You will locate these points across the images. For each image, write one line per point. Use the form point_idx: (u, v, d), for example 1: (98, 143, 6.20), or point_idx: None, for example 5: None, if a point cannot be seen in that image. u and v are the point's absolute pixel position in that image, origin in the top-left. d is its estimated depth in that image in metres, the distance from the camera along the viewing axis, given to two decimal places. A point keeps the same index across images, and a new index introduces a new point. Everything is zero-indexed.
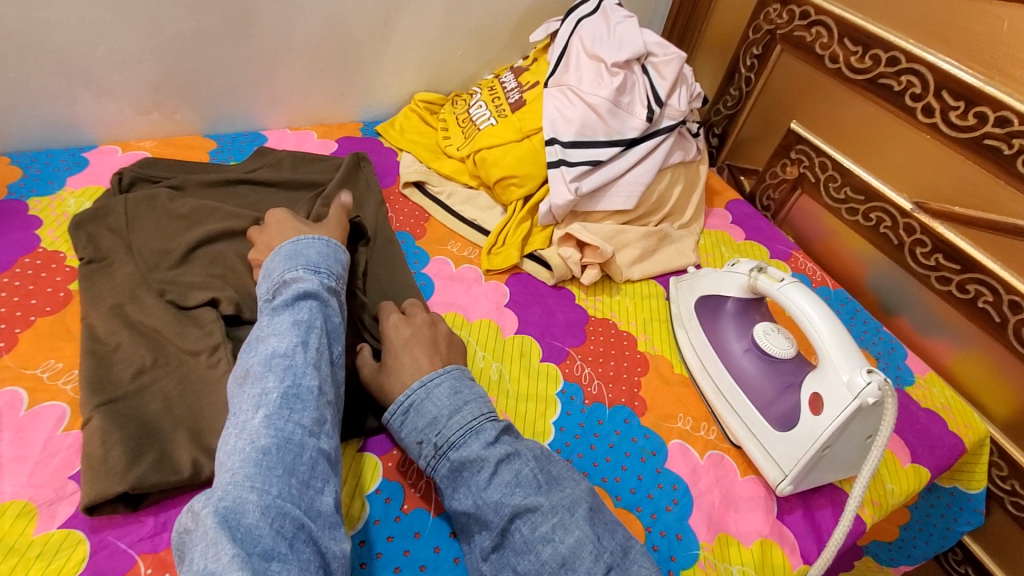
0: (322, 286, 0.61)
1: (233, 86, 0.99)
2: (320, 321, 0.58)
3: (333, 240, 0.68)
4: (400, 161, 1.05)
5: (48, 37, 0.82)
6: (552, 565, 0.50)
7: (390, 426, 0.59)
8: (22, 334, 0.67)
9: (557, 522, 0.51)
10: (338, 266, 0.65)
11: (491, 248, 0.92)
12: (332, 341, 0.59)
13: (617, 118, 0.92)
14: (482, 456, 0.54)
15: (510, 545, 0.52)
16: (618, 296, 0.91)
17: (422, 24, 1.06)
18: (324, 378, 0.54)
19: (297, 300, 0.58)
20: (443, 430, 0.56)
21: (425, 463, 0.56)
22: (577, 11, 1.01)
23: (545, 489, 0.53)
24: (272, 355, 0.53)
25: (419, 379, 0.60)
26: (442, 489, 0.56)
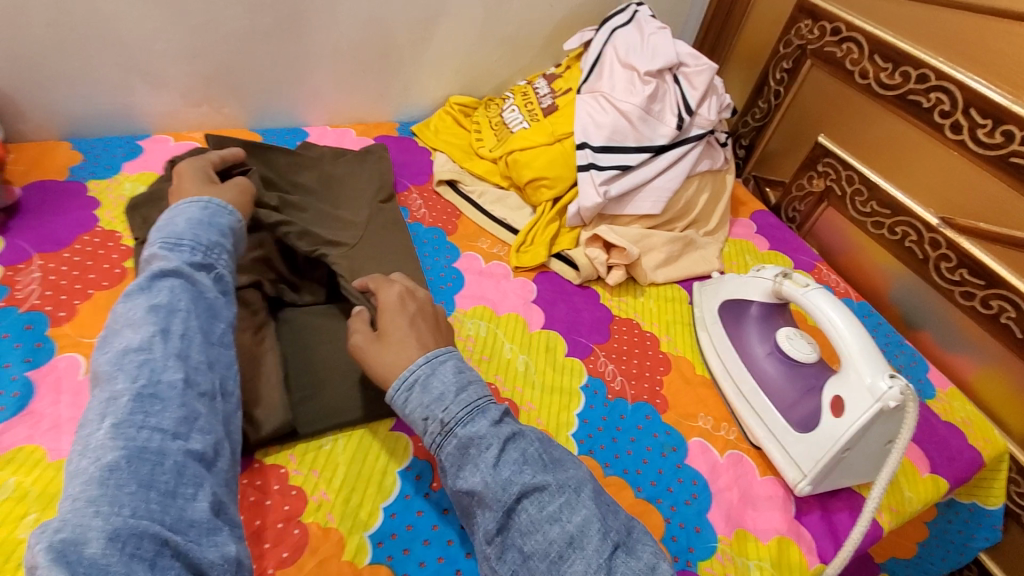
0: (186, 265, 0.57)
1: (279, 82, 1.03)
2: (184, 304, 0.54)
3: (211, 201, 0.64)
4: (434, 160, 1.09)
5: (114, 31, 0.87)
6: (560, 544, 0.50)
7: (392, 404, 0.58)
8: (80, 305, 0.71)
9: (564, 502, 0.52)
10: (206, 235, 0.60)
11: (520, 246, 0.94)
12: (205, 323, 0.55)
13: (648, 125, 0.95)
14: (491, 434, 0.54)
15: (515, 526, 0.52)
16: (642, 298, 0.93)
17: (460, 30, 1.10)
18: (190, 368, 0.51)
19: (154, 284, 0.55)
20: (450, 407, 0.55)
21: (429, 440, 0.55)
22: (611, 21, 1.04)
23: (551, 468, 0.54)
24: (124, 352, 0.49)
25: (424, 356, 0.59)
26: (446, 468, 0.54)
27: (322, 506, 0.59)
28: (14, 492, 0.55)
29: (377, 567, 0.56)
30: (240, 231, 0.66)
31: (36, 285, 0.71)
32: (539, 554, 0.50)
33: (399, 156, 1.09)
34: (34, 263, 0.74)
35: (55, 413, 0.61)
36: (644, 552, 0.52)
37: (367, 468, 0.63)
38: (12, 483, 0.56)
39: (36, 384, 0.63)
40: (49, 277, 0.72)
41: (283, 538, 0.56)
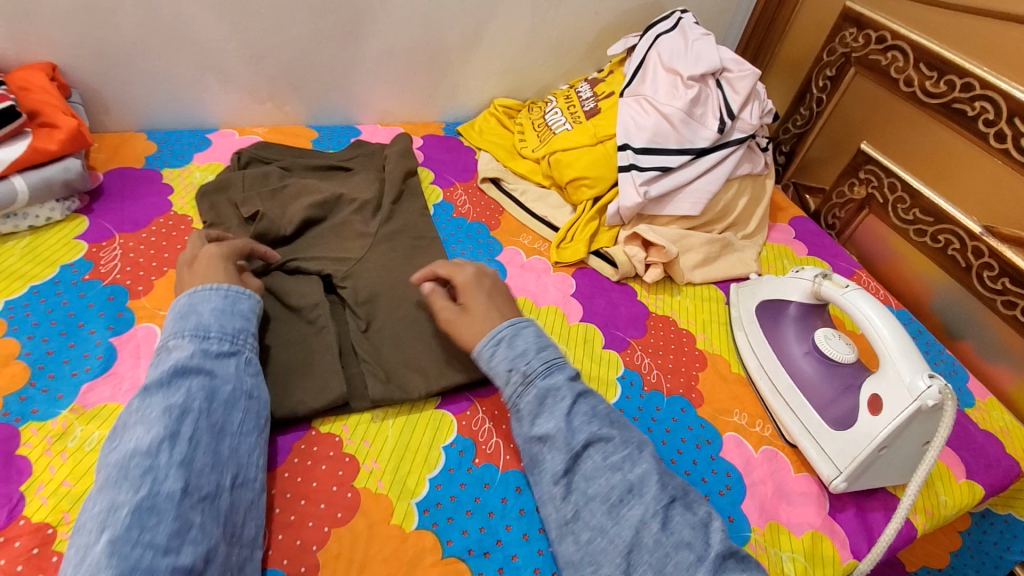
0: (204, 359, 0.57)
1: (336, 83, 1.09)
2: (197, 403, 0.54)
3: (232, 286, 0.65)
4: (479, 159, 1.13)
5: (192, 32, 0.94)
6: (621, 489, 0.57)
7: (478, 358, 0.67)
8: (156, 281, 0.77)
9: (626, 455, 0.60)
10: (229, 324, 0.61)
11: (560, 242, 0.97)
12: (216, 421, 0.54)
13: (690, 128, 0.97)
14: (566, 388, 0.64)
15: (580, 471, 0.60)
16: (678, 297, 0.95)
17: (508, 36, 1.15)
18: (193, 474, 0.50)
19: (173, 378, 0.55)
20: (533, 361, 0.65)
21: (511, 390, 0.64)
22: (656, 28, 1.06)
23: (616, 426, 0.63)
24: (131, 456, 0.49)
25: (508, 322, 0.70)
26: (523, 413, 0.63)
27: (372, 474, 0.63)
28: (99, 444, 0.60)
29: (424, 532, 0.59)
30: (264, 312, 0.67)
31: (117, 262, 0.78)
32: (601, 497, 0.57)
33: (445, 155, 1.13)
34: (115, 242, 0.80)
35: (134, 376, 0.67)
36: (699, 509, 0.58)
37: (413, 442, 0.66)
38: (97, 436, 0.61)
39: (118, 349, 0.69)
40: (128, 255, 0.79)
41: (336, 500, 0.60)
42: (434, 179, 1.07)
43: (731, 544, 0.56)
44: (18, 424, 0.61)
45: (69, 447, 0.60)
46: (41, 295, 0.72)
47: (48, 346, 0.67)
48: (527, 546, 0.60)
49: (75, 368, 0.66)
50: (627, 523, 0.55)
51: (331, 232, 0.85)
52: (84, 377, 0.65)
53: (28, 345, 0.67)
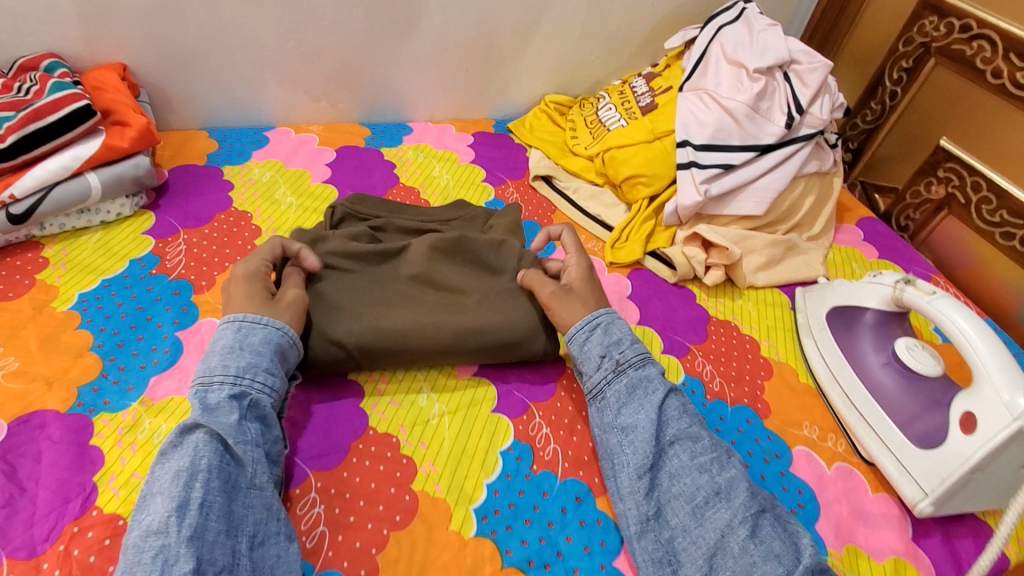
0: (210, 412, 0.54)
1: (390, 81, 1.10)
2: (206, 464, 0.51)
3: (246, 316, 0.61)
4: (530, 156, 1.11)
5: (252, 31, 0.95)
6: (707, 491, 0.56)
7: (570, 341, 0.68)
8: (219, 277, 0.78)
9: (715, 458, 0.59)
10: (236, 363, 0.58)
11: (615, 242, 0.95)
12: (226, 480, 0.51)
13: (754, 124, 0.92)
14: (658, 381, 0.64)
15: (665, 467, 0.59)
16: (740, 301, 0.91)
17: (561, 30, 1.13)
18: (205, 549, 0.47)
19: (183, 437, 0.52)
20: (626, 350, 0.66)
21: (601, 375, 0.65)
22: (717, 19, 1.02)
23: (706, 427, 0.62)
24: (146, 532, 0.47)
25: (604, 309, 0.71)
26: (610, 401, 0.64)
27: (429, 477, 0.62)
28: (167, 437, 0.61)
29: (482, 540, 0.58)
30: (285, 338, 0.62)
31: (182, 257, 0.80)
32: (685, 497, 0.57)
33: (495, 152, 1.12)
34: (180, 237, 0.82)
35: (199, 370, 0.68)
36: (789, 524, 0.56)
37: (470, 444, 0.65)
38: (164, 429, 0.62)
39: (184, 343, 0.70)
40: (192, 250, 0.81)
41: (395, 503, 0.60)
42: (485, 177, 1.05)
43: (821, 562, 0.53)
44: (92, 414, 0.62)
45: (139, 439, 0.61)
46: (112, 289, 0.74)
47: (118, 339, 0.69)
48: (589, 559, 0.58)
49: (144, 360, 0.68)
50: (712, 526, 0.54)
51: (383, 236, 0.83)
52: (152, 370, 0.67)
53: (101, 338, 0.69)
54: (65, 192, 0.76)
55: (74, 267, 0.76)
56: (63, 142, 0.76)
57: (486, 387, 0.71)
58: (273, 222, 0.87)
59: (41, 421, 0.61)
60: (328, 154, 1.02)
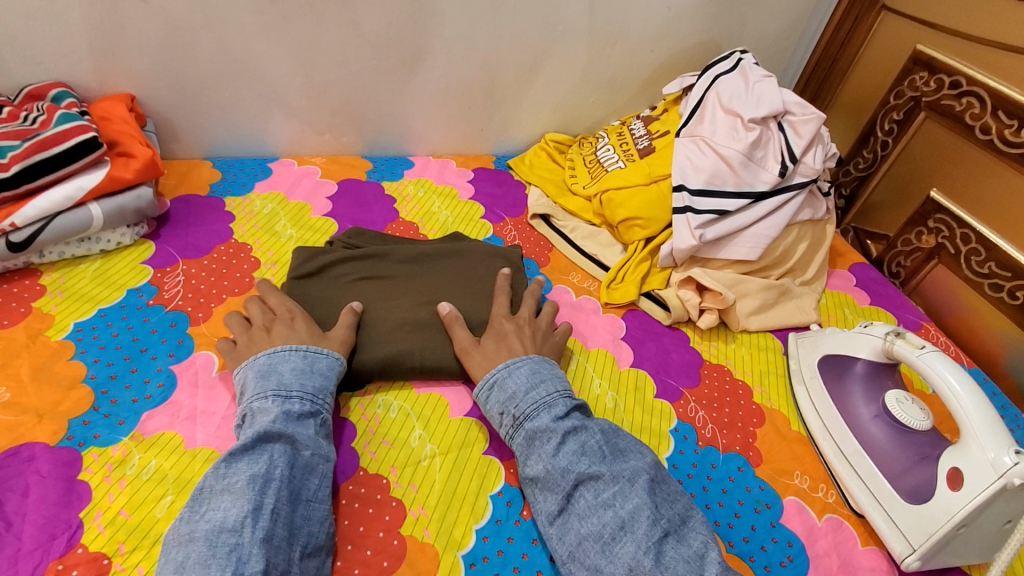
0: (286, 424, 0.59)
1: (393, 116, 1.12)
2: (278, 472, 0.56)
3: (309, 345, 0.67)
4: (529, 194, 1.13)
5: (261, 66, 0.98)
6: (612, 527, 0.56)
7: (478, 401, 0.69)
8: (216, 309, 0.78)
9: (618, 491, 0.58)
10: (310, 383, 0.64)
11: (611, 281, 0.96)
12: (293, 488, 0.56)
13: (749, 171, 0.95)
14: (553, 427, 0.63)
15: (573, 510, 0.59)
16: (733, 345, 0.91)
17: (563, 72, 1.16)
18: (272, 552, 0.51)
19: (258, 444, 0.57)
20: (520, 403, 0.65)
21: (505, 434, 0.66)
22: (714, 69, 1.06)
23: (608, 460, 0.61)
24: (218, 529, 0.51)
25: (503, 362, 0.70)
26: (519, 456, 0.64)
27: (418, 521, 0.62)
28: (156, 474, 0.61)
29: None
30: (343, 367, 0.69)
31: (180, 288, 0.80)
32: (593, 536, 0.57)
33: (495, 188, 1.13)
34: (179, 268, 0.83)
35: (193, 404, 0.68)
36: (694, 539, 0.57)
37: (460, 488, 0.65)
38: (154, 465, 0.62)
39: (177, 377, 0.70)
40: (190, 281, 0.81)
41: (382, 547, 0.59)
42: (484, 213, 1.07)
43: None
44: (81, 447, 0.62)
45: (128, 474, 0.60)
46: (108, 319, 0.75)
47: (112, 370, 0.69)
48: None
49: (137, 393, 0.68)
50: (620, 562, 0.55)
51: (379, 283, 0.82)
52: (145, 404, 0.67)
53: (94, 369, 0.69)
54: (67, 222, 0.78)
55: (71, 295, 0.76)
56: (68, 172, 0.78)
57: (478, 428, 0.71)
58: (272, 255, 0.88)
59: (30, 453, 0.61)
60: (330, 187, 1.04)
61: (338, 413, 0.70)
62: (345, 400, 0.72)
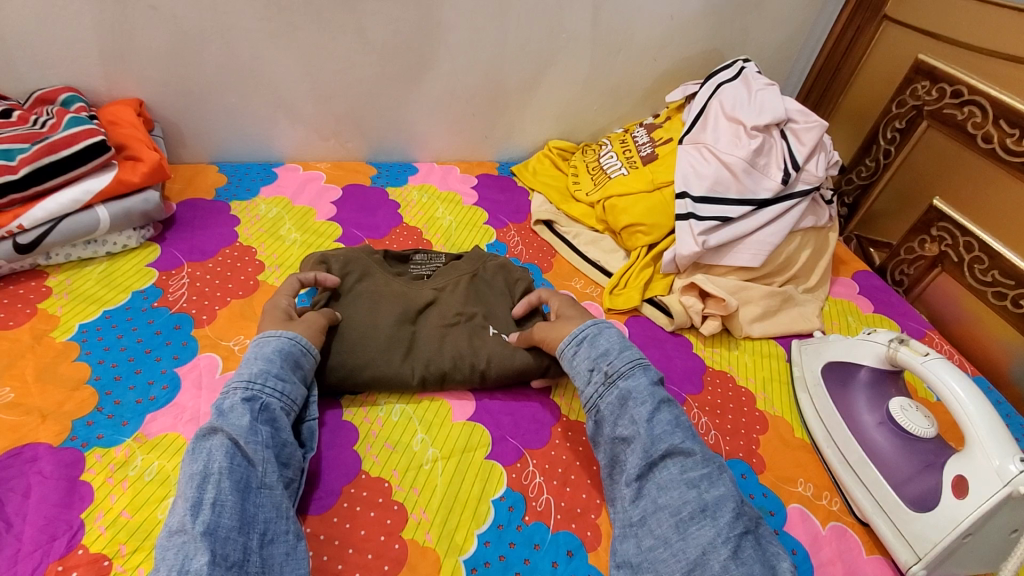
0: (223, 418, 0.58)
1: (398, 122, 1.13)
2: (216, 467, 0.54)
3: (263, 332, 0.66)
4: (532, 200, 1.13)
5: (268, 73, 0.99)
6: (693, 507, 0.58)
7: (563, 355, 0.71)
8: (220, 311, 0.79)
9: (706, 474, 0.61)
10: (249, 368, 0.62)
11: (614, 287, 0.97)
12: (237, 480, 0.54)
13: (752, 179, 0.95)
14: (647, 393, 0.66)
15: (653, 479, 0.61)
16: (736, 351, 0.91)
17: (567, 80, 1.17)
18: (217, 543, 0.50)
19: (201, 442, 0.56)
20: (614, 361, 0.68)
21: (592, 389, 0.68)
22: (717, 77, 1.07)
23: (698, 441, 0.64)
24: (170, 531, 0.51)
25: (593, 321, 0.73)
26: (604, 412, 0.66)
27: (420, 525, 0.61)
28: (159, 475, 0.61)
29: None
30: (294, 347, 0.66)
31: (185, 290, 0.81)
32: (670, 509, 0.59)
33: (499, 194, 1.14)
34: (184, 270, 0.83)
35: (195, 406, 0.68)
36: (770, 547, 0.58)
37: (463, 492, 0.65)
38: (157, 466, 0.62)
39: (181, 379, 0.70)
40: (195, 284, 0.82)
41: (384, 551, 0.59)
42: (488, 219, 1.07)
43: None
44: (84, 448, 0.62)
45: (130, 475, 0.60)
46: (113, 321, 0.75)
47: (116, 371, 0.70)
48: None
49: (141, 395, 0.68)
50: (694, 541, 0.56)
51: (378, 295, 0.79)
52: (149, 406, 0.67)
53: (99, 370, 0.70)
54: (75, 224, 0.78)
55: (77, 297, 0.77)
56: (75, 175, 0.79)
57: (480, 432, 0.71)
58: (276, 258, 0.89)
59: (33, 454, 0.61)
60: (335, 192, 1.05)
61: (339, 416, 0.70)
62: (348, 403, 0.72)
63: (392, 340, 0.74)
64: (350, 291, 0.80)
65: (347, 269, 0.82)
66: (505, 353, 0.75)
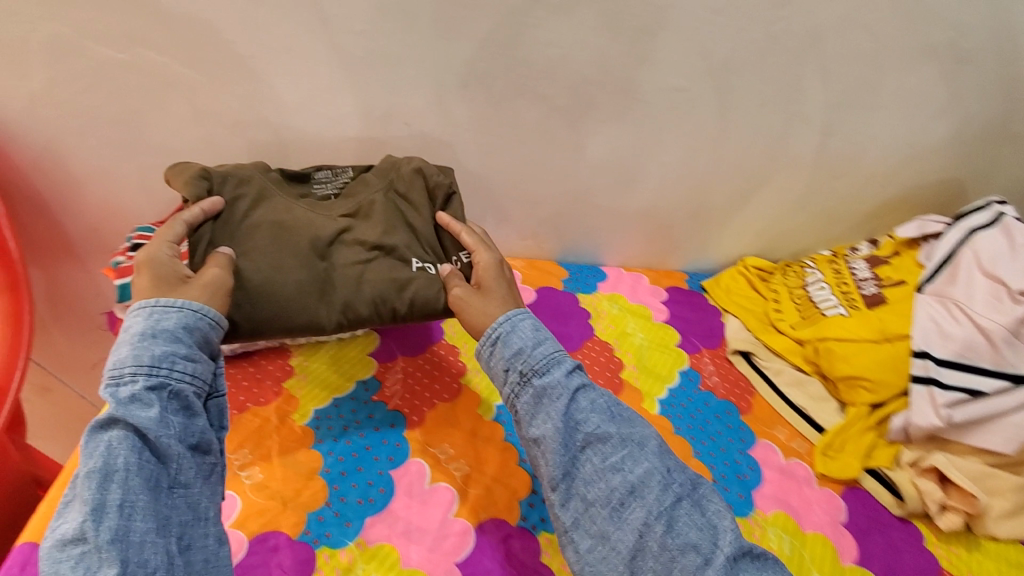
0: (117, 407, 0.57)
1: (596, 229, 1.14)
2: (119, 468, 0.55)
3: (156, 302, 0.62)
4: (726, 323, 1.07)
5: (487, 178, 1.05)
6: (622, 492, 0.61)
7: (480, 356, 0.72)
8: (428, 416, 0.83)
9: (625, 455, 0.64)
10: (147, 354, 0.59)
11: (827, 449, 0.88)
12: (145, 477, 0.56)
13: (1015, 350, 0.84)
14: (562, 387, 0.66)
15: (581, 473, 0.64)
16: (980, 555, 0.80)
17: (778, 200, 1.11)
18: (132, 550, 0.52)
19: (98, 435, 0.56)
20: (528, 359, 0.68)
21: (510, 388, 0.68)
22: (969, 218, 0.97)
23: (616, 422, 0.66)
24: (65, 536, 0.53)
25: (504, 316, 0.73)
26: (522, 413, 0.67)
27: None
28: None
29: None
30: (199, 322, 0.63)
31: (398, 386, 0.87)
32: (601, 501, 0.62)
33: (690, 313, 1.09)
34: (398, 364, 0.90)
35: (407, 517, 0.72)
36: (708, 506, 0.63)
37: None
38: None
39: (395, 484, 0.75)
40: (407, 379, 0.88)
41: None
42: (681, 341, 1.02)
43: (741, 541, 0.61)
44: (315, 546, 0.68)
45: None
46: (341, 411, 0.82)
47: (343, 466, 0.76)
48: None
49: (361, 495, 0.74)
50: (630, 527, 0.60)
51: (281, 239, 0.76)
52: (369, 508, 0.72)
53: (328, 463, 0.76)
54: None
55: (313, 382, 0.86)
56: None
57: None
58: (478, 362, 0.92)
59: (275, 542, 0.68)
60: (529, 294, 1.07)
61: (538, 556, 0.72)
62: (545, 542, 0.73)
63: (305, 285, 0.75)
64: (242, 220, 0.77)
65: (238, 191, 0.78)
66: (427, 294, 0.79)
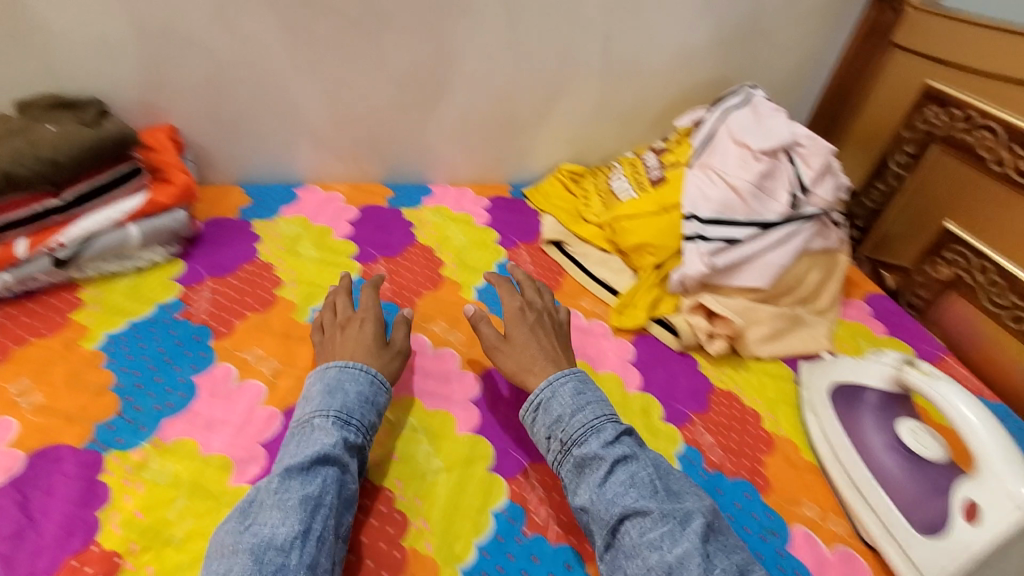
0: (342, 447, 0.62)
1: (415, 147, 1.17)
2: (328, 498, 0.58)
3: (376, 372, 0.71)
4: (542, 222, 1.15)
5: (289, 97, 1.04)
6: (658, 570, 0.56)
7: (525, 421, 0.71)
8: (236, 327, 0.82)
9: (666, 531, 0.58)
10: (367, 416, 0.67)
11: (622, 308, 0.98)
12: (337, 519, 0.59)
13: (758, 201, 0.98)
14: (601, 456, 0.64)
15: (621, 547, 0.59)
16: (744, 372, 0.93)
17: (580, 106, 1.21)
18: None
19: (315, 466, 0.59)
20: (567, 427, 0.67)
21: (551, 457, 0.68)
22: (726, 102, 1.11)
23: (658, 495, 0.61)
24: (267, 545, 0.53)
25: (545, 381, 0.72)
26: (568, 484, 0.65)
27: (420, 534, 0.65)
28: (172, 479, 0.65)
29: None
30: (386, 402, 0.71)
31: (206, 303, 0.85)
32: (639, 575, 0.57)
33: (508, 216, 1.16)
34: (207, 285, 0.88)
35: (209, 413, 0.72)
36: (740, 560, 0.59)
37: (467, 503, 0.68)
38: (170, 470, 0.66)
39: (197, 387, 0.74)
40: (217, 297, 0.86)
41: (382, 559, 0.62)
42: (500, 240, 1.09)
43: None
44: (104, 450, 0.66)
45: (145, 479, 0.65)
46: (137, 331, 0.80)
47: (138, 379, 0.74)
48: None
49: (159, 401, 0.72)
50: None
51: None
52: (166, 412, 0.71)
53: (121, 378, 0.74)
54: (108, 241, 0.84)
55: (103, 309, 0.82)
56: (110, 198, 0.86)
57: (484, 446, 0.74)
58: (295, 274, 0.93)
59: (56, 455, 0.65)
60: (352, 212, 1.09)
61: None
62: None
63: None
64: None
65: None
66: (68, 135, 0.81)
